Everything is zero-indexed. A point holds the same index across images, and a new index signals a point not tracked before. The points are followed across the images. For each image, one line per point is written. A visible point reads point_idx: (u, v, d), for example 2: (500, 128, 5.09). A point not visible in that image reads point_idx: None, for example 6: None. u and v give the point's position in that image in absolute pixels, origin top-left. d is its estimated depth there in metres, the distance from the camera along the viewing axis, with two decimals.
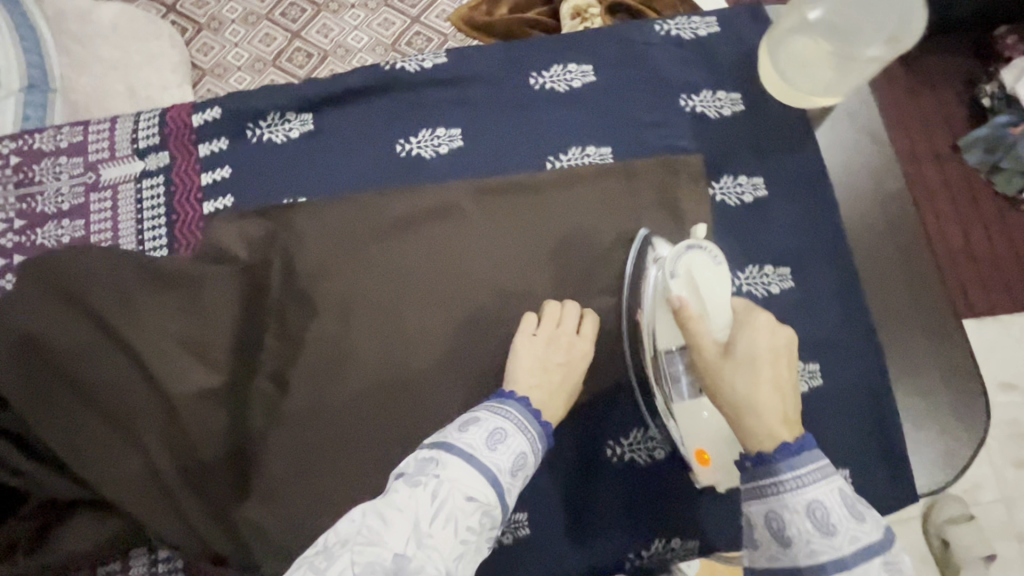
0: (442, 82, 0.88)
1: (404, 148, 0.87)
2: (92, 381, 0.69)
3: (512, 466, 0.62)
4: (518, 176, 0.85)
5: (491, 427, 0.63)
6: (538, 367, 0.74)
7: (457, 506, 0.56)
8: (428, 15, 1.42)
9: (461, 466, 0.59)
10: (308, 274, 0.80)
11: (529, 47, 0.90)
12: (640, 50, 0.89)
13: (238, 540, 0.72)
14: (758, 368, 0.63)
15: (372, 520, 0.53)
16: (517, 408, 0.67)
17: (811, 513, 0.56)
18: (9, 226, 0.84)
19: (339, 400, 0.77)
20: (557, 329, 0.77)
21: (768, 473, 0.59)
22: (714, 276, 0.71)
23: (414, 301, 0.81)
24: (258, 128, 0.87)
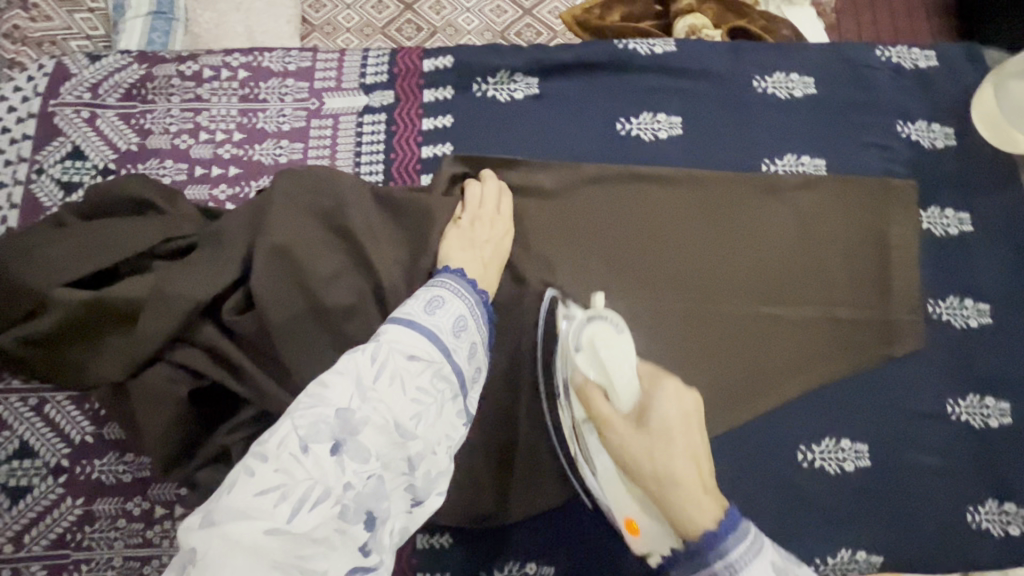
0: (667, 70, 0.89)
1: (624, 127, 0.87)
2: (331, 303, 0.68)
3: (453, 327, 0.59)
4: (735, 173, 0.86)
5: (427, 296, 0.61)
6: (467, 243, 0.73)
7: (400, 365, 0.53)
8: (541, 10, 1.31)
9: (399, 331, 0.56)
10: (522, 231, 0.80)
11: (754, 51, 0.91)
12: (862, 72, 0.91)
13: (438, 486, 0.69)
14: (671, 420, 0.60)
15: (313, 387, 0.50)
16: (452, 279, 0.65)
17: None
18: (228, 138, 0.84)
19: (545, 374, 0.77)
20: (480, 209, 0.77)
21: (714, 556, 0.55)
22: (616, 344, 0.68)
23: (604, 264, 0.82)
24: (483, 83, 0.87)
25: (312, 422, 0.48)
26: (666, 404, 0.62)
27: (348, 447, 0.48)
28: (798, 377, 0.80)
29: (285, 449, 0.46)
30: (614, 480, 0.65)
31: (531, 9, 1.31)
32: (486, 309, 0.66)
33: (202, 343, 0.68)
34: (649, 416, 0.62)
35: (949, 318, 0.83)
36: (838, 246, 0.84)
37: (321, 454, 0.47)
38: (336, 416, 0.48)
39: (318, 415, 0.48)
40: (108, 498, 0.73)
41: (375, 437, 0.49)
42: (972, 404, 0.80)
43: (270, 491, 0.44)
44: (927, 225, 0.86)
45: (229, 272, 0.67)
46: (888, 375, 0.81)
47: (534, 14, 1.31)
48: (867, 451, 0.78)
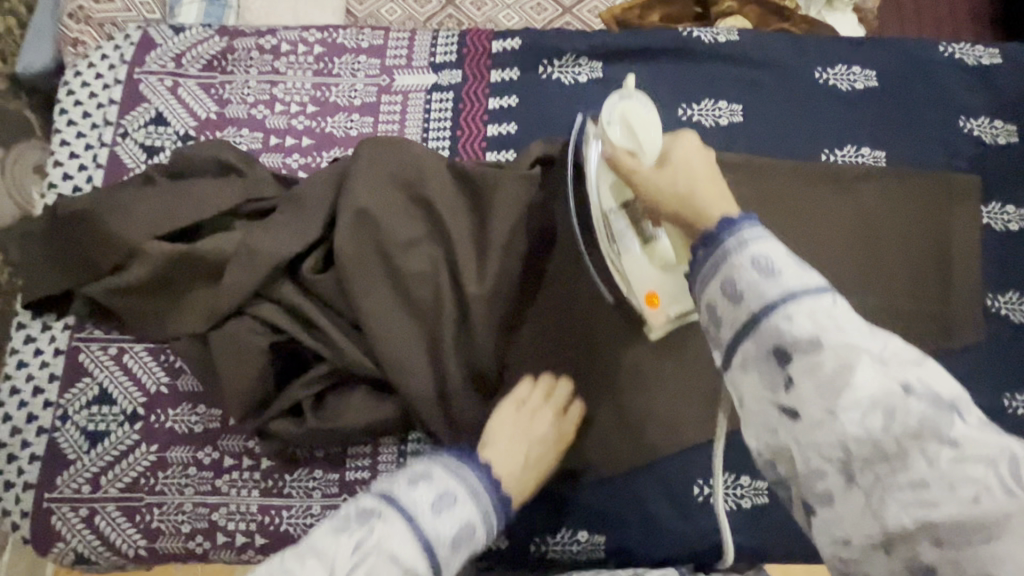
0: (729, 59, 0.91)
1: (685, 112, 0.89)
2: (405, 267, 0.71)
3: (455, 537, 0.51)
4: (793, 163, 0.87)
5: (440, 489, 0.52)
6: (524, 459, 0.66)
7: (383, 570, 0.46)
8: (581, 11, 1.23)
9: (394, 526, 0.48)
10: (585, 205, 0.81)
11: (816, 43, 0.92)
12: (925, 67, 0.91)
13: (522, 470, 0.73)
14: (697, 166, 0.59)
15: (288, 561, 0.45)
16: (474, 477, 0.55)
17: (728, 282, 0.45)
18: (302, 110, 0.88)
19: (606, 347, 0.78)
20: (525, 413, 0.69)
21: (726, 239, 0.47)
22: (646, 119, 0.69)
23: None
24: (549, 66, 0.90)
25: None
26: (689, 154, 0.61)
27: None
28: None
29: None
30: (638, 258, 0.70)
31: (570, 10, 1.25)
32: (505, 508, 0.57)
33: (281, 300, 0.71)
34: (666, 159, 0.61)
35: (1008, 313, 0.83)
36: (898, 238, 0.85)
37: None
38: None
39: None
40: (181, 446, 0.76)
41: None
42: None
43: None
44: (987, 220, 0.86)
45: (310, 233, 0.70)
46: (945, 366, 0.81)
47: (574, 15, 1.24)
48: None
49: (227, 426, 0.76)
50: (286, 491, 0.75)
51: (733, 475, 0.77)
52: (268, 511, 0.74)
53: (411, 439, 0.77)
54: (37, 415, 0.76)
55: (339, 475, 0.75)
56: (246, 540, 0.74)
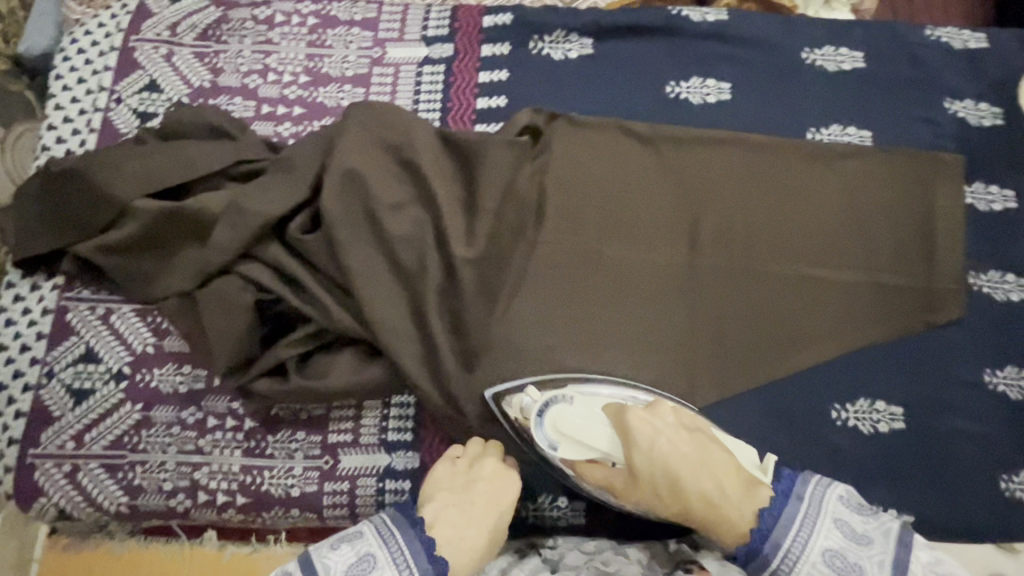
0: (718, 38, 0.92)
1: (674, 90, 0.90)
2: (390, 228, 0.72)
3: None
4: (779, 141, 0.88)
5: (359, 554, 0.59)
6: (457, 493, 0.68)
7: None
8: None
9: None
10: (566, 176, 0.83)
11: (805, 24, 0.93)
12: (912, 50, 0.92)
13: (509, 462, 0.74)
14: (662, 451, 0.66)
15: None
16: (401, 546, 0.61)
17: (833, 556, 0.60)
18: (295, 80, 0.89)
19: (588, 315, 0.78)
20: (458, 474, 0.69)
21: (765, 564, 0.62)
22: (582, 416, 0.71)
23: (641, 218, 0.84)
24: (539, 41, 0.91)
25: None
26: (650, 437, 0.66)
27: None
28: (835, 336, 0.81)
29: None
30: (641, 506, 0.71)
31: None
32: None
33: (267, 260, 0.71)
34: (633, 469, 0.67)
35: (990, 291, 0.84)
36: (883, 216, 0.85)
37: None
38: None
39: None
40: (165, 406, 0.76)
41: None
42: (1011, 375, 0.81)
43: None
44: (971, 200, 0.87)
45: (298, 193, 0.71)
46: (926, 341, 0.82)
47: None
48: (901, 413, 0.79)
49: (212, 387, 0.76)
50: (269, 452, 0.75)
51: None
52: (250, 471, 0.75)
53: (395, 404, 0.77)
54: (23, 372, 0.77)
55: (321, 437, 0.76)
56: (228, 498, 0.74)
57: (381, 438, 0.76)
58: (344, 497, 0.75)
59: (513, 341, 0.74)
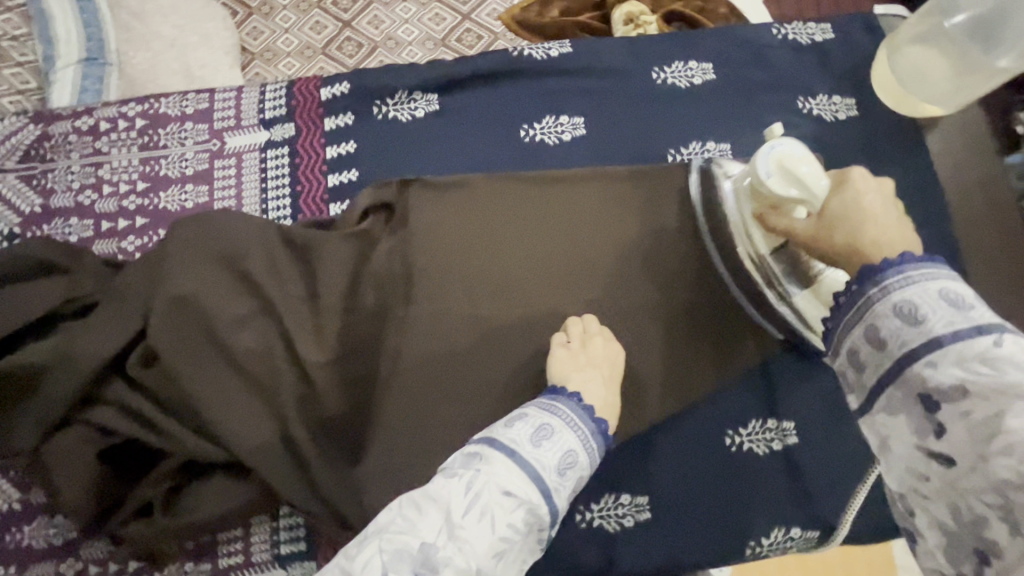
0: (566, 71, 0.89)
1: (528, 133, 0.88)
2: (236, 345, 0.69)
3: (559, 464, 0.59)
4: (638, 168, 0.86)
5: (537, 424, 0.62)
6: (584, 357, 0.73)
7: (495, 501, 0.54)
8: (480, 13, 1.38)
9: (506, 465, 0.56)
10: (421, 240, 0.80)
11: (652, 42, 0.92)
12: (761, 52, 0.92)
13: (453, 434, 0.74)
14: (864, 226, 0.56)
15: (408, 512, 0.53)
16: (569, 407, 0.65)
17: (900, 305, 0.46)
18: (132, 189, 0.84)
19: (454, 387, 0.76)
20: (573, 351, 0.74)
21: (871, 283, 0.49)
22: (807, 164, 0.66)
23: (506, 265, 0.82)
24: (383, 105, 0.88)
25: (396, 550, 0.51)
26: (859, 196, 0.59)
27: None
28: (710, 359, 0.81)
29: (367, 571, 0.50)
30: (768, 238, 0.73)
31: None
32: (603, 436, 0.66)
33: (114, 401, 0.68)
34: (825, 211, 0.61)
35: None
36: None
37: None
38: (420, 549, 0.51)
39: (403, 543, 0.51)
40: (42, 563, 0.72)
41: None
42: None
43: None
44: None
45: (129, 328, 0.67)
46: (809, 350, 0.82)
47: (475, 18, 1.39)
48: (794, 428, 0.80)
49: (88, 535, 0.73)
50: None
51: (612, 496, 0.79)
52: None
53: (284, 516, 0.75)
54: None
55: (212, 564, 0.73)
56: None
57: (274, 553, 0.74)
58: None
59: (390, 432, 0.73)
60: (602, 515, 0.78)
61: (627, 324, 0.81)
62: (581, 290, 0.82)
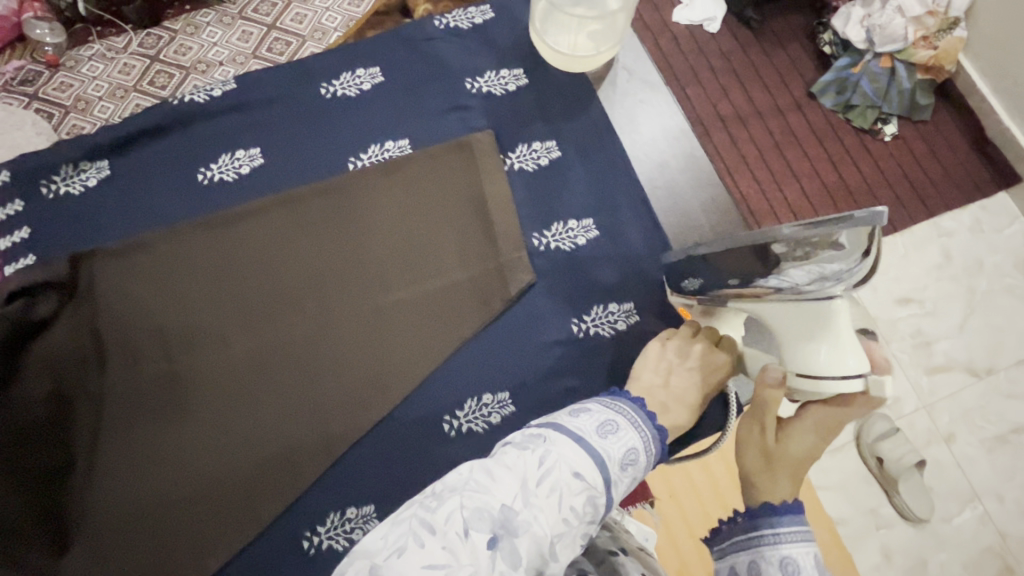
0: (235, 108, 0.90)
1: (206, 176, 0.88)
2: None
3: (623, 458, 0.56)
4: (315, 185, 0.86)
5: (603, 416, 0.59)
6: (485, 295, 0.82)
7: (565, 480, 0.52)
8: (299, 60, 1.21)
9: (572, 443, 0.54)
10: (107, 312, 0.80)
11: (319, 60, 0.93)
12: (424, 47, 0.94)
13: (163, 493, 0.75)
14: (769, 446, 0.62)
15: (480, 475, 0.52)
16: (631, 406, 0.61)
17: (756, 568, 0.54)
18: None
19: (156, 451, 0.76)
20: (451, 296, 0.82)
21: (766, 524, 0.55)
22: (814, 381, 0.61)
23: (202, 314, 0.81)
24: (50, 184, 0.86)
25: (477, 507, 0.49)
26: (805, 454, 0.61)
27: (503, 545, 0.48)
28: (410, 348, 0.80)
29: (450, 526, 0.48)
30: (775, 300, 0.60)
31: (256, 51, 1.21)
32: (663, 443, 0.61)
33: None
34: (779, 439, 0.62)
35: (558, 245, 0.86)
36: (442, 217, 0.86)
37: (478, 543, 0.47)
38: (500, 511, 0.49)
39: (484, 502, 0.49)
40: None
41: (527, 550, 0.48)
42: (597, 316, 0.83)
43: (437, 567, 0.46)
44: (518, 165, 0.89)
45: None
46: (513, 316, 0.83)
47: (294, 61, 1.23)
48: (509, 398, 0.81)
49: None
50: None
51: (336, 513, 0.77)
52: None
53: None
54: None
55: None
56: None
57: None
58: None
59: (96, 510, 0.74)
60: (331, 535, 0.76)
61: (328, 342, 0.81)
62: (281, 321, 0.82)
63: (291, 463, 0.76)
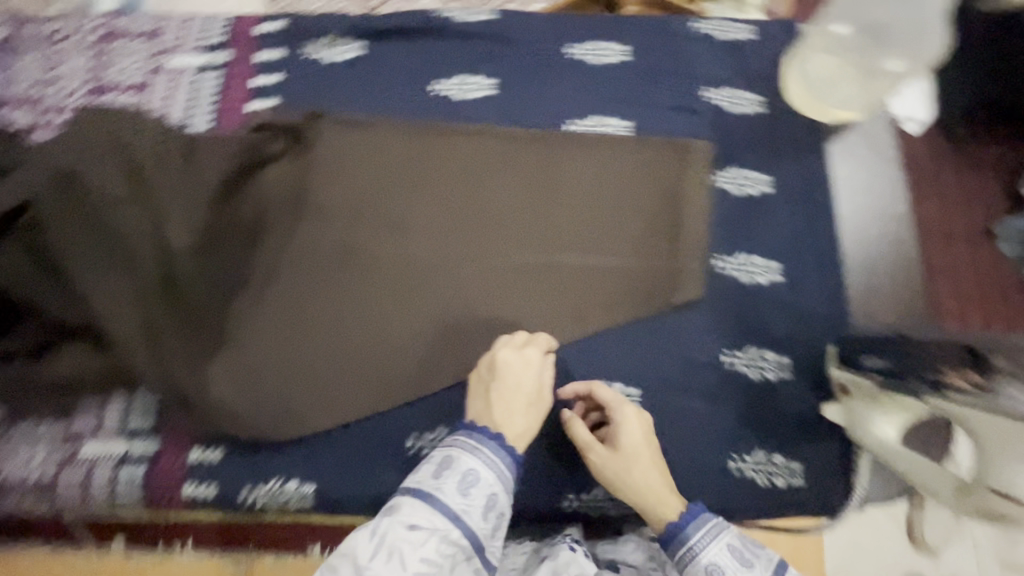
0: (486, 37, 0.95)
1: (439, 87, 0.93)
2: (112, 225, 0.74)
3: (462, 485, 0.62)
4: (530, 132, 0.90)
5: (442, 456, 0.65)
6: (650, 291, 0.83)
7: (400, 537, 0.57)
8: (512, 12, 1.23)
9: (412, 505, 0.60)
10: (318, 173, 0.88)
11: (575, 21, 0.96)
12: (676, 43, 0.95)
13: (307, 344, 0.81)
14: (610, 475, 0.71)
15: (332, 560, 0.57)
16: (490, 445, 0.66)
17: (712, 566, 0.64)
18: (80, 90, 0.94)
19: (311, 309, 0.83)
20: (617, 281, 0.83)
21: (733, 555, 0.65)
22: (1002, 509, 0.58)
23: (390, 207, 0.87)
24: (311, 46, 0.95)
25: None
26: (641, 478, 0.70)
27: None
28: (563, 310, 0.83)
29: None
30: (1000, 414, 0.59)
31: None
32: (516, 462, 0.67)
33: None
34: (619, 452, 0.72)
35: (735, 274, 0.84)
36: (634, 205, 0.87)
37: None
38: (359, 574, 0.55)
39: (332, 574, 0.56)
40: None
41: None
42: (749, 357, 0.81)
43: None
44: (725, 185, 0.88)
45: None
46: (668, 322, 0.83)
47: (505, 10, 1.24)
48: (637, 395, 0.80)
49: None
50: (11, 439, 0.78)
51: (444, 428, 0.80)
52: None
53: (138, 393, 0.80)
54: None
55: (65, 425, 0.79)
56: None
57: (121, 426, 0.79)
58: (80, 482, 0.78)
59: (247, 334, 0.80)
60: (433, 445, 0.80)
61: (489, 274, 0.84)
62: (456, 240, 0.87)
63: (423, 367, 0.81)
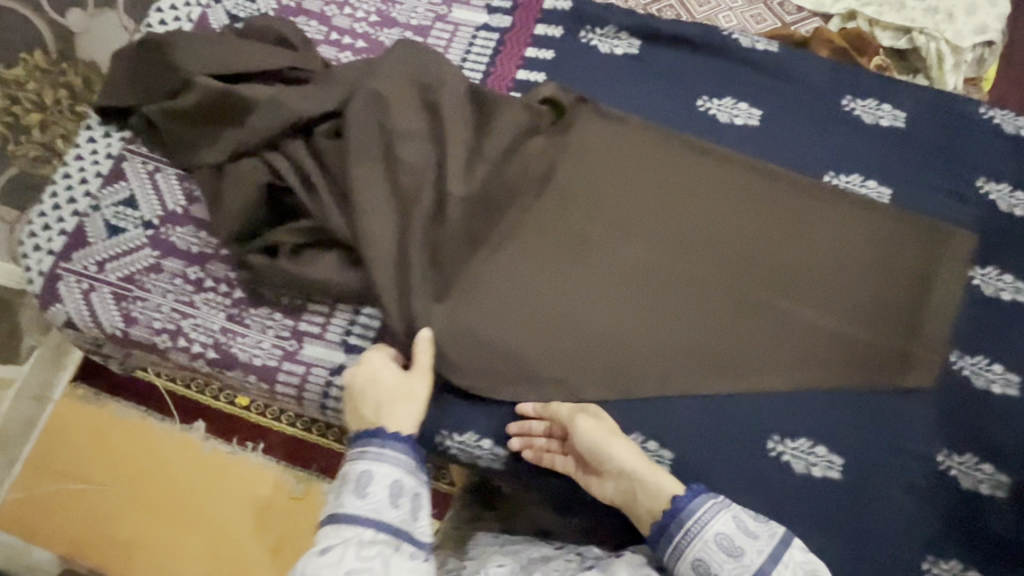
0: (762, 68, 0.95)
1: (704, 105, 0.94)
2: (402, 157, 0.80)
3: (364, 487, 0.65)
4: (785, 173, 0.89)
5: (358, 471, 0.67)
6: (877, 365, 0.81)
7: (323, 559, 0.60)
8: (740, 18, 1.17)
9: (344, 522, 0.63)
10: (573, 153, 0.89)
11: (856, 75, 0.94)
12: (958, 123, 0.91)
13: (529, 316, 0.82)
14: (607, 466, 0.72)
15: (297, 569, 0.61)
16: (388, 441, 0.69)
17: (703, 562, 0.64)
18: (366, 18, 0.98)
19: (545, 281, 0.83)
20: (844, 345, 0.82)
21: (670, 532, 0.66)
22: None
23: (631, 207, 0.88)
24: (590, 33, 0.97)
25: None
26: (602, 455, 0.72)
27: None
28: (783, 357, 0.82)
29: None
30: None
31: None
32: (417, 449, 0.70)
33: (289, 154, 0.81)
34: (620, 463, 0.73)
35: (970, 375, 0.81)
36: (878, 276, 0.85)
37: None
38: None
39: None
40: (176, 259, 0.87)
41: None
42: (967, 463, 0.78)
43: None
44: (979, 282, 0.85)
45: (329, 102, 0.81)
46: (890, 401, 0.80)
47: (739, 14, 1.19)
48: (840, 465, 0.78)
49: (218, 255, 0.86)
50: (246, 321, 0.84)
51: (640, 436, 0.80)
52: (227, 333, 0.84)
53: (365, 313, 0.84)
54: (76, 201, 0.89)
55: (294, 323, 0.84)
56: (201, 351, 0.83)
57: (343, 339, 0.83)
58: (296, 380, 0.82)
59: (475, 289, 0.81)
60: None
61: (715, 300, 0.84)
62: (690, 257, 0.86)
63: (632, 371, 0.81)
